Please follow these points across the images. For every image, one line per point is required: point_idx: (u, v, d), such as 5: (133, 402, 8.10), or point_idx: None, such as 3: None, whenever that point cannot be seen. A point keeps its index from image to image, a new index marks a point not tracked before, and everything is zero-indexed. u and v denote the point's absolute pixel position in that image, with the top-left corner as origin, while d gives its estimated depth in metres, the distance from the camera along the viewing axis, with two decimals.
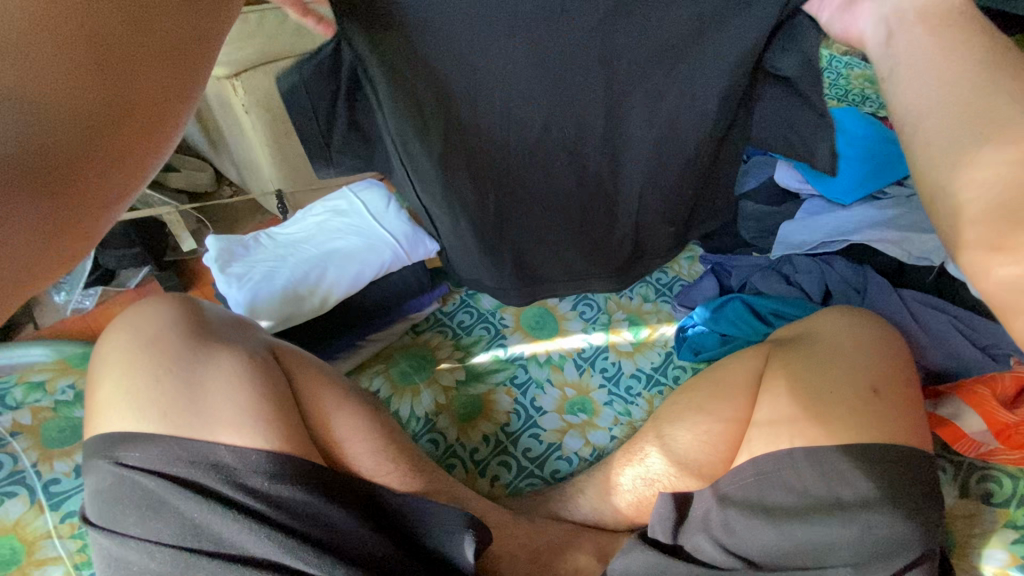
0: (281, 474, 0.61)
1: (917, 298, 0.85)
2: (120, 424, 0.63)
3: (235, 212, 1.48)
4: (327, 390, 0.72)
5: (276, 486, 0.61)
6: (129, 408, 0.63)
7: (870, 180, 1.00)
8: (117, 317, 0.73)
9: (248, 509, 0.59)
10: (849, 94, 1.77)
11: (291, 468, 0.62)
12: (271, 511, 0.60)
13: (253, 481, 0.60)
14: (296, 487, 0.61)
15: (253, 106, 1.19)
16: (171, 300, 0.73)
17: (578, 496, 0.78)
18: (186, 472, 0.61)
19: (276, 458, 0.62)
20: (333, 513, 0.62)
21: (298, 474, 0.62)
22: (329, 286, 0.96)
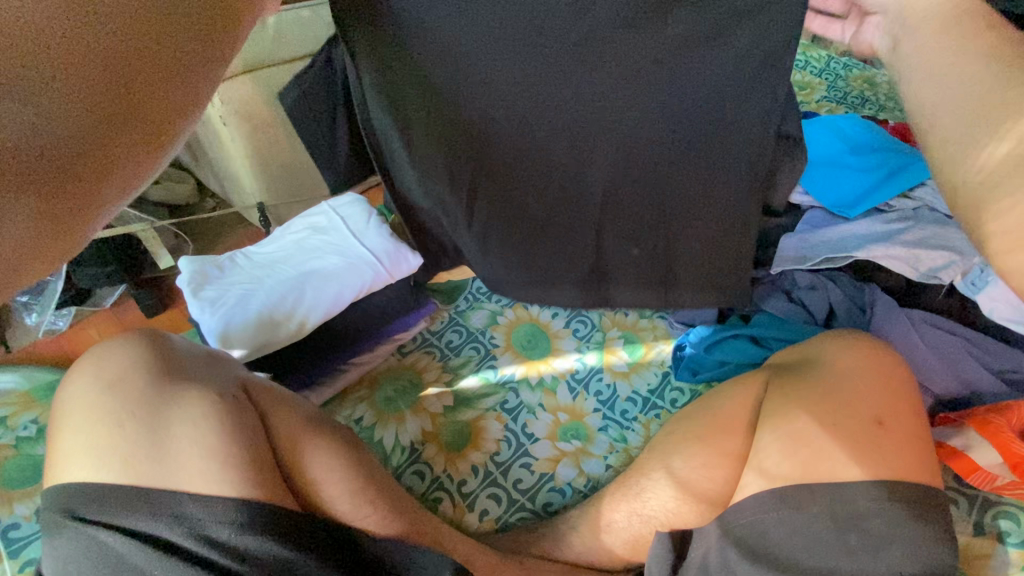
0: (250, 525, 0.57)
1: (926, 319, 0.81)
2: (78, 474, 0.59)
3: (217, 224, 1.42)
4: (302, 429, 0.67)
5: (244, 538, 0.56)
6: (82, 457, 0.59)
7: (876, 190, 0.96)
8: (77, 352, 0.68)
9: (211, 565, 0.55)
10: (849, 97, 1.74)
11: (258, 517, 0.57)
12: (239, 566, 0.56)
13: (219, 534, 0.56)
14: (265, 539, 0.57)
15: (231, 116, 1.16)
16: (136, 335, 0.69)
17: (570, 534, 0.73)
18: (147, 525, 0.56)
19: (245, 507, 0.57)
20: (305, 567, 0.57)
21: (267, 524, 0.57)
22: (305, 311, 0.91)
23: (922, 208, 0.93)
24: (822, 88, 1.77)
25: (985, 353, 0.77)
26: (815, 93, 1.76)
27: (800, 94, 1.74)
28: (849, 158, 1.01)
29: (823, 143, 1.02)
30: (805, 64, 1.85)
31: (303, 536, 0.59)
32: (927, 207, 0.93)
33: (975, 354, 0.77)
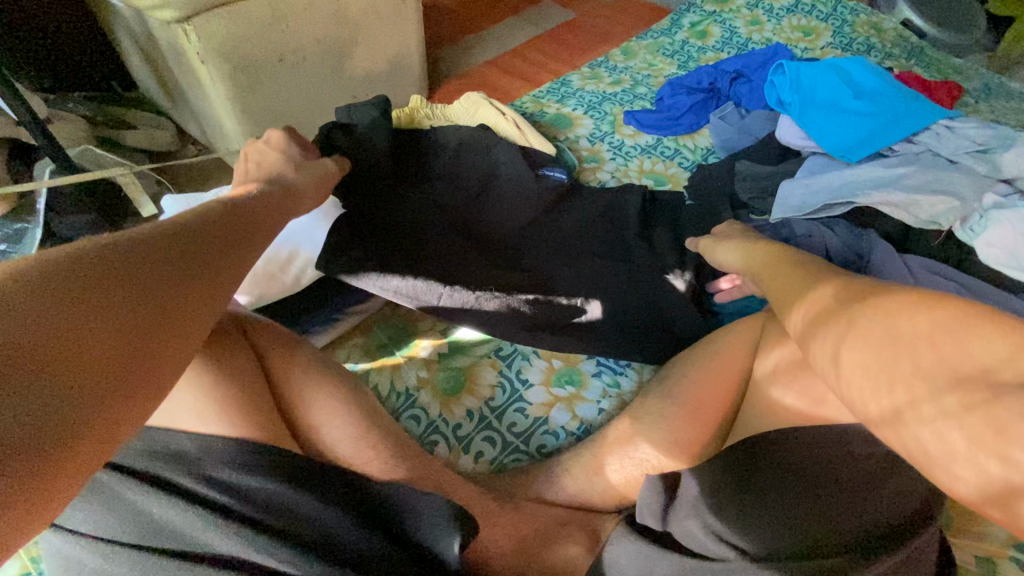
0: (249, 464, 0.58)
1: (921, 264, 0.82)
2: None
3: (201, 172, 1.37)
4: (301, 371, 0.67)
5: (245, 477, 0.57)
6: None
7: (879, 136, 0.94)
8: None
9: (214, 502, 0.55)
10: (854, 44, 1.68)
11: (264, 457, 0.58)
12: (236, 503, 0.56)
13: (219, 474, 0.57)
14: (269, 477, 0.58)
15: (208, 54, 1.09)
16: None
17: (564, 477, 0.74)
18: (151, 465, 0.57)
19: (249, 448, 0.58)
20: (307, 504, 0.57)
21: (270, 465, 0.58)
22: (302, 264, 0.91)
23: (925, 153, 0.90)
24: (827, 34, 1.70)
25: (976, 297, 0.77)
26: (820, 40, 1.69)
27: (804, 40, 1.68)
28: (853, 103, 1.00)
29: (827, 87, 1.03)
30: (811, 8, 1.78)
31: (302, 478, 0.59)
32: (930, 152, 0.90)
33: (968, 299, 0.77)
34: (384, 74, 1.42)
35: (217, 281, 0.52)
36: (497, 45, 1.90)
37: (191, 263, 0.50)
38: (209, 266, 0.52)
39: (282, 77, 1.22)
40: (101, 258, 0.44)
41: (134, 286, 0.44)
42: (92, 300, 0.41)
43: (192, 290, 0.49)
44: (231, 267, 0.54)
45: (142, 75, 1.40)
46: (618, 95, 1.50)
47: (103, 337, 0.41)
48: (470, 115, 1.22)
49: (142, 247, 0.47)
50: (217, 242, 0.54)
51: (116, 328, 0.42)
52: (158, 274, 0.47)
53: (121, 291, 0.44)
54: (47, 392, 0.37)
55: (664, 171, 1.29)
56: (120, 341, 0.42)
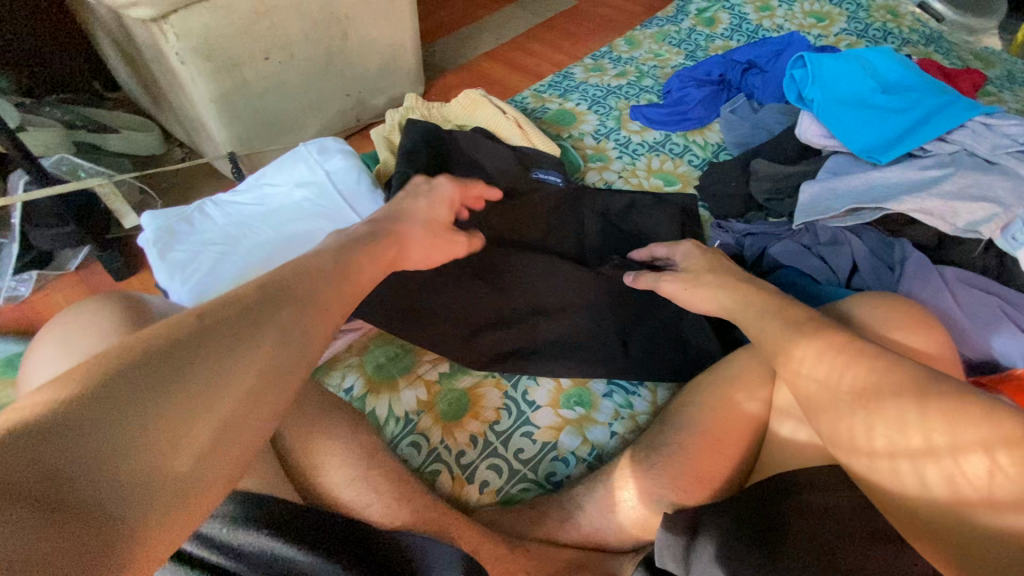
0: (246, 518, 0.52)
1: (958, 277, 0.76)
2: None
3: (187, 176, 1.30)
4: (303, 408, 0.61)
5: (237, 533, 0.51)
6: None
7: (907, 135, 0.88)
8: (48, 325, 0.62)
9: (202, 561, 0.50)
10: (870, 29, 1.60)
11: (257, 509, 0.53)
12: (227, 562, 0.50)
13: (209, 528, 0.51)
14: (264, 529, 0.52)
15: (188, 54, 1.02)
16: (112, 300, 0.62)
17: (577, 513, 0.69)
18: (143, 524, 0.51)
19: (241, 500, 0.53)
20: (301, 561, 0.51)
21: (265, 517, 0.53)
22: None
23: (960, 152, 0.85)
24: (842, 20, 1.62)
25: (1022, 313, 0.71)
26: (834, 25, 1.61)
27: (817, 27, 1.60)
28: (879, 98, 0.94)
29: (849, 80, 0.97)
30: None
31: (306, 534, 0.53)
32: (965, 152, 0.85)
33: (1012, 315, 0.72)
34: (378, 69, 1.34)
35: (249, 359, 0.43)
36: (495, 35, 1.82)
37: (241, 327, 0.44)
38: (239, 341, 0.43)
39: (268, 76, 1.16)
40: (143, 340, 0.41)
41: (145, 381, 0.38)
42: (131, 389, 0.38)
43: (216, 373, 0.41)
44: (271, 339, 0.45)
45: (121, 74, 1.33)
46: (623, 88, 1.43)
47: (99, 448, 0.35)
48: (468, 115, 1.15)
49: (159, 334, 0.41)
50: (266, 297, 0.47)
51: (164, 415, 0.38)
52: (176, 361, 0.40)
53: (166, 373, 0.39)
54: (91, 492, 0.34)
55: (674, 170, 1.22)
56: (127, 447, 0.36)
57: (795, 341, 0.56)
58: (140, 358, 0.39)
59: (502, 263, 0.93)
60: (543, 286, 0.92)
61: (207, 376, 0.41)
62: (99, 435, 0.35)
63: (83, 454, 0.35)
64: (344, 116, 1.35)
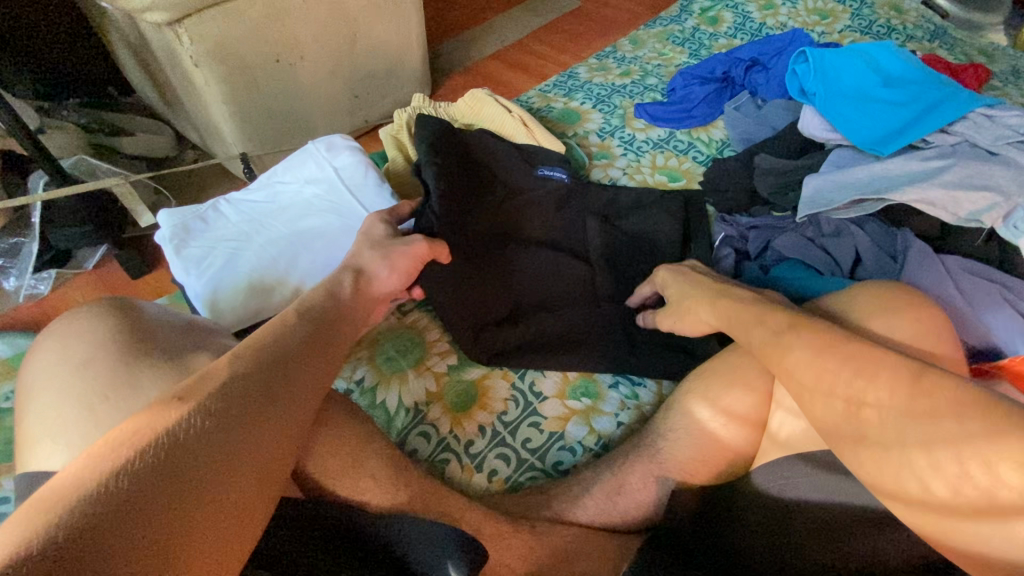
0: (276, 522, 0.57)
1: (961, 266, 0.76)
2: (46, 460, 0.52)
3: (199, 177, 1.33)
4: None
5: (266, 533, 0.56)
6: (44, 441, 0.53)
7: (909, 128, 0.89)
8: (45, 331, 0.61)
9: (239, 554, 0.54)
10: (874, 26, 1.61)
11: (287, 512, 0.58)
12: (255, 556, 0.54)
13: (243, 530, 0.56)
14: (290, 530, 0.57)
15: (201, 57, 1.05)
16: (104, 310, 0.60)
17: (583, 497, 0.71)
18: None
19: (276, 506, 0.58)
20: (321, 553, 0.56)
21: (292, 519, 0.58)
22: (302, 274, 0.80)
23: (962, 144, 0.86)
24: (845, 17, 1.63)
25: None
26: (838, 22, 1.62)
27: (821, 24, 1.61)
28: (881, 91, 0.95)
29: (852, 75, 0.98)
30: None
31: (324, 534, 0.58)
32: (968, 143, 0.86)
33: (1015, 303, 0.72)
34: (385, 70, 1.37)
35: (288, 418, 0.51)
36: (501, 37, 1.84)
37: (280, 384, 0.52)
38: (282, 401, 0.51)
39: (279, 79, 1.18)
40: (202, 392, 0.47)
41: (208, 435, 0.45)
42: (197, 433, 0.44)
43: (266, 430, 0.49)
44: (312, 401, 0.54)
45: (136, 77, 1.36)
46: (628, 87, 1.45)
47: (175, 492, 0.41)
48: (475, 114, 1.17)
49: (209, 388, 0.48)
50: (301, 361, 0.55)
51: (220, 457, 0.44)
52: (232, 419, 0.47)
53: (223, 421, 0.46)
54: (167, 516, 0.39)
55: (678, 166, 1.23)
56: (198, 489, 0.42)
57: (797, 326, 0.57)
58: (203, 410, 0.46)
59: (510, 257, 0.95)
60: (549, 280, 0.94)
61: (252, 427, 0.48)
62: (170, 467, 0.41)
63: (157, 482, 0.40)
64: (352, 117, 1.37)
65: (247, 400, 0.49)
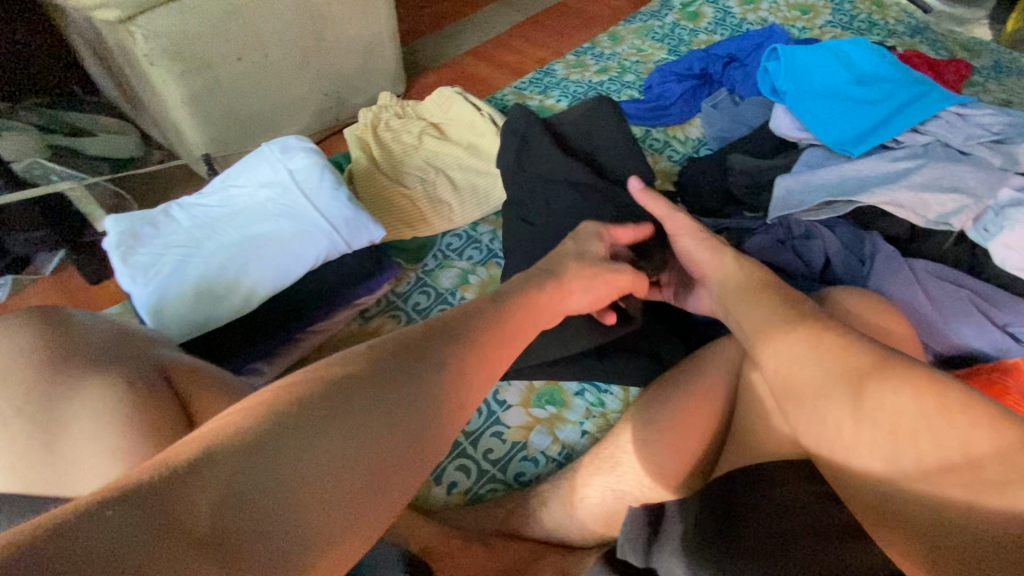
0: None
1: (929, 270, 0.74)
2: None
3: (165, 178, 1.30)
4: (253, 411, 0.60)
5: None
6: None
7: (881, 127, 0.87)
8: None
9: None
10: (855, 21, 1.59)
11: None
12: None
13: None
14: None
15: (158, 55, 1.02)
16: (28, 320, 0.56)
17: (541, 510, 0.69)
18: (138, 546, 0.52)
19: None
20: None
21: None
22: (253, 281, 0.78)
23: (934, 144, 0.84)
24: (827, 12, 1.61)
25: (992, 306, 0.70)
26: (819, 17, 1.60)
27: (802, 19, 1.59)
28: (853, 89, 0.93)
29: (824, 72, 0.96)
30: None
31: None
32: (939, 142, 0.84)
33: (984, 308, 0.71)
34: (356, 68, 1.33)
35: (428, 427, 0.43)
36: (479, 33, 1.81)
37: (383, 392, 0.42)
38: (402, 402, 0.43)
39: (242, 77, 1.15)
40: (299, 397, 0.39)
41: (317, 430, 0.38)
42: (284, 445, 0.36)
43: (364, 447, 0.39)
44: (429, 413, 0.44)
45: (99, 76, 1.33)
46: (605, 84, 1.42)
47: (240, 518, 0.33)
48: (443, 113, 1.14)
49: (306, 391, 0.40)
50: (409, 364, 0.45)
51: (306, 480, 0.36)
52: (354, 414, 0.40)
53: (313, 435, 0.37)
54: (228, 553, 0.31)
55: (653, 165, 1.21)
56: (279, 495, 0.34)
57: None
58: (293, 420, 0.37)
59: None
60: None
61: (349, 445, 0.39)
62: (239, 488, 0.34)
63: (220, 507, 0.33)
64: (322, 116, 1.34)
65: (338, 411, 0.39)
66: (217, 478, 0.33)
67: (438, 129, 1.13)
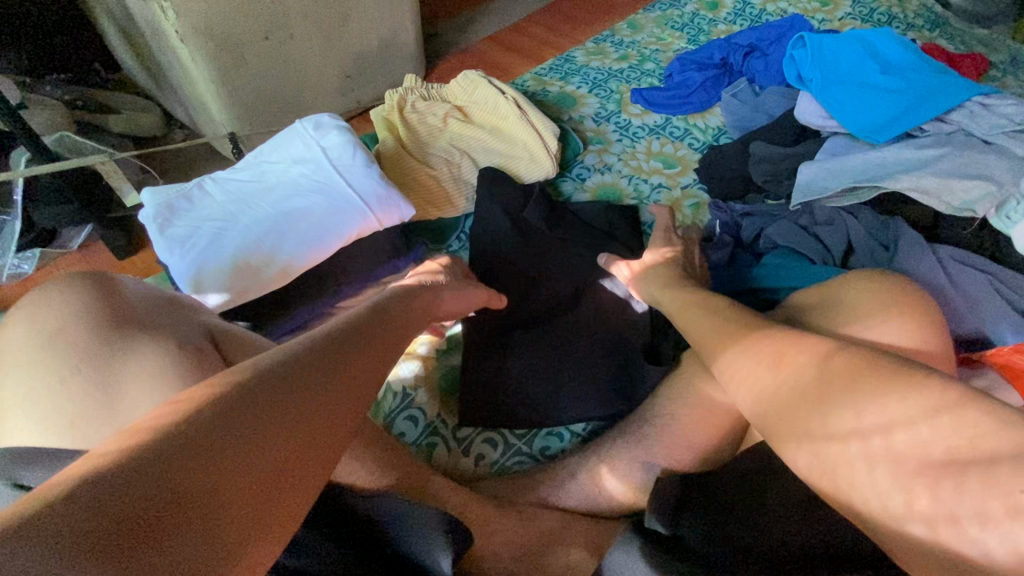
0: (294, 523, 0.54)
1: (952, 255, 0.76)
2: (16, 443, 0.51)
3: (188, 157, 1.31)
4: None
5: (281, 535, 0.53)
6: (21, 421, 0.52)
7: (905, 115, 0.88)
8: (20, 305, 0.59)
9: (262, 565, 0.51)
10: (874, 14, 1.59)
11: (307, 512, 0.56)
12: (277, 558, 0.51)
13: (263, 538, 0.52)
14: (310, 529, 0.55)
15: (188, 32, 1.03)
16: (76, 283, 0.59)
17: (569, 482, 0.71)
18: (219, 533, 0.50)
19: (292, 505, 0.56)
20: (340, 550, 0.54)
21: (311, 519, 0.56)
22: (288, 255, 0.79)
23: (958, 133, 0.85)
24: (846, 4, 1.61)
25: (1014, 291, 0.72)
26: (838, 10, 1.60)
27: (822, 11, 1.59)
28: (879, 78, 0.93)
29: (850, 61, 0.97)
30: None
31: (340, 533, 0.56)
32: (963, 132, 0.85)
33: (1005, 293, 0.72)
34: (379, 50, 1.34)
35: (351, 397, 0.49)
36: (497, 19, 1.81)
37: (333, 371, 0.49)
38: (340, 380, 0.49)
39: (269, 57, 1.16)
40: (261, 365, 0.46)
41: (261, 394, 0.43)
42: (244, 402, 0.42)
43: (311, 410, 0.45)
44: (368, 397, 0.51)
45: (124, 55, 1.34)
46: (625, 71, 1.43)
47: (204, 454, 0.38)
48: (467, 96, 1.15)
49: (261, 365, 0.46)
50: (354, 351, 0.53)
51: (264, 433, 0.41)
52: (290, 381, 0.45)
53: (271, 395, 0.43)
54: (195, 484, 0.36)
55: (674, 153, 1.22)
56: (254, 441, 0.41)
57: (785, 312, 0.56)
58: (252, 383, 0.43)
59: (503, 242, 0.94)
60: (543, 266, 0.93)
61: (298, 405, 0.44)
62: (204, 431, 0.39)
63: (193, 447, 0.38)
64: (345, 98, 1.35)
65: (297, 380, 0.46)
66: (189, 421, 0.39)
67: (462, 112, 1.14)
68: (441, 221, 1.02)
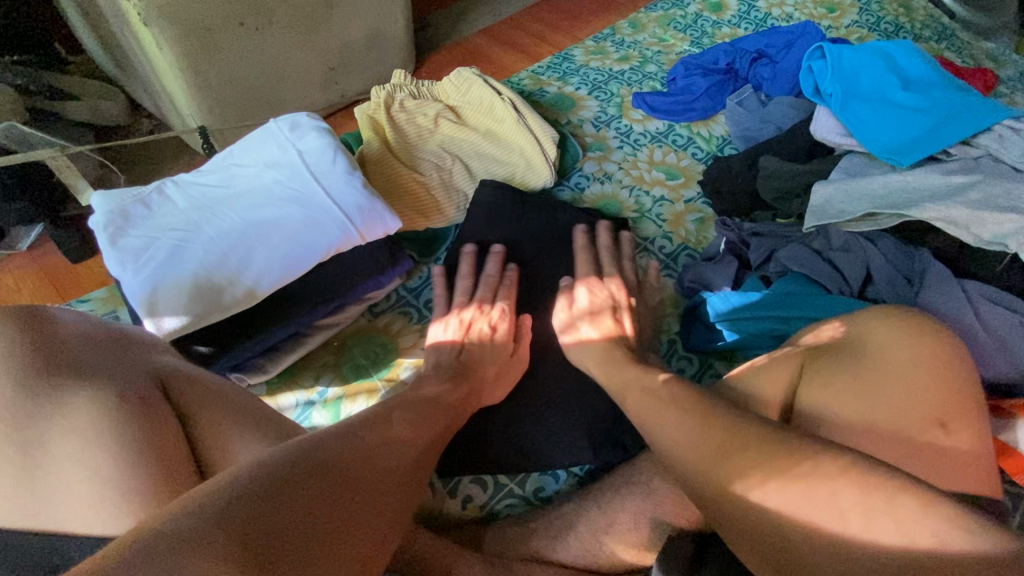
0: None
1: (980, 292, 0.71)
2: None
3: (154, 150, 1.21)
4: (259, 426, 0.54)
5: None
6: None
7: (930, 137, 0.83)
8: None
9: None
10: (881, 23, 1.54)
11: None
12: None
13: None
14: None
15: (153, 14, 0.93)
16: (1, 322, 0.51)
17: (566, 534, 0.64)
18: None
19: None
20: None
21: None
22: (256, 273, 0.71)
23: (985, 158, 0.81)
24: (853, 11, 1.56)
25: None
26: (845, 16, 1.55)
27: (828, 17, 1.53)
28: (901, 95, 0.88)
29: (870, 75, 0.91)
30: None
31: None
32: (991, 157, 0.81)
33: None
34: (365, 41, 1.25)
35: (415, 452, 0.57)
36: (492, 11, 1.72)
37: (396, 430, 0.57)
38: (402, 440, 0.56)
39: (244, 45, 1.06)
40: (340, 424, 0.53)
41: (346, 445, 0.50)
42: (333, 453, 0.49)
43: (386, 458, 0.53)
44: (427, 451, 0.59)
45: (85, 35, 1.22)
46: (626, 73, 1.36)
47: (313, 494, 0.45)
48: (461, 95, 1.07)
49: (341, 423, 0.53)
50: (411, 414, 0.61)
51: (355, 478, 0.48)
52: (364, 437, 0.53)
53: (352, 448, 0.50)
54: (310, 516, 0.43)
55: (677, 163, 1.15)
56: (345, 482, 0.47)
57: None
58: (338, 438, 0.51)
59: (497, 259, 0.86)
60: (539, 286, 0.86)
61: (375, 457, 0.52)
62: (307, 474, 0.45)
63: (305, 487, 0.44)
64: (327, 92, 1.25)
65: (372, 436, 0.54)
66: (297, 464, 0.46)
67: (454, 113, 1.06)
68: (428, 231, 0.94)
